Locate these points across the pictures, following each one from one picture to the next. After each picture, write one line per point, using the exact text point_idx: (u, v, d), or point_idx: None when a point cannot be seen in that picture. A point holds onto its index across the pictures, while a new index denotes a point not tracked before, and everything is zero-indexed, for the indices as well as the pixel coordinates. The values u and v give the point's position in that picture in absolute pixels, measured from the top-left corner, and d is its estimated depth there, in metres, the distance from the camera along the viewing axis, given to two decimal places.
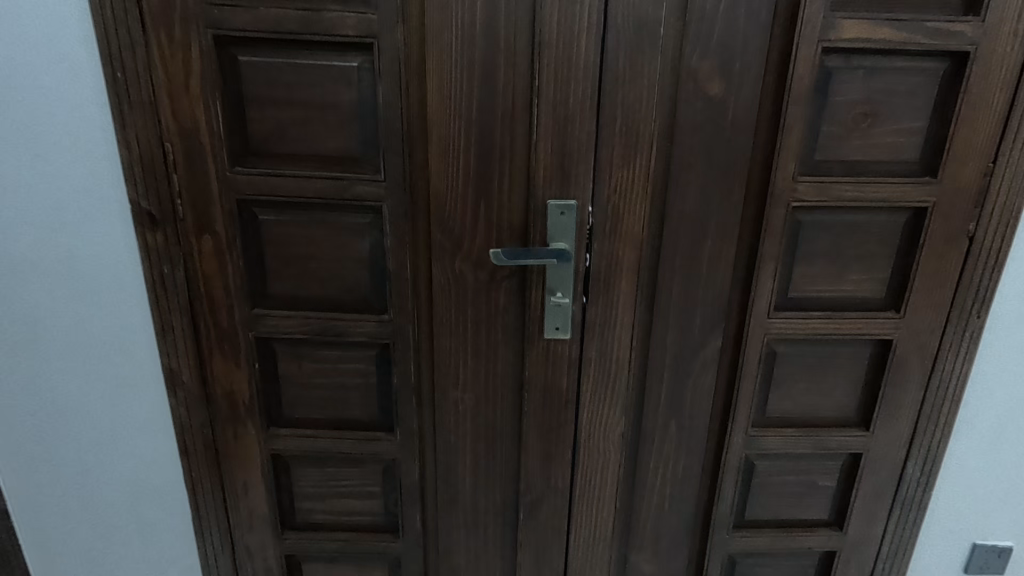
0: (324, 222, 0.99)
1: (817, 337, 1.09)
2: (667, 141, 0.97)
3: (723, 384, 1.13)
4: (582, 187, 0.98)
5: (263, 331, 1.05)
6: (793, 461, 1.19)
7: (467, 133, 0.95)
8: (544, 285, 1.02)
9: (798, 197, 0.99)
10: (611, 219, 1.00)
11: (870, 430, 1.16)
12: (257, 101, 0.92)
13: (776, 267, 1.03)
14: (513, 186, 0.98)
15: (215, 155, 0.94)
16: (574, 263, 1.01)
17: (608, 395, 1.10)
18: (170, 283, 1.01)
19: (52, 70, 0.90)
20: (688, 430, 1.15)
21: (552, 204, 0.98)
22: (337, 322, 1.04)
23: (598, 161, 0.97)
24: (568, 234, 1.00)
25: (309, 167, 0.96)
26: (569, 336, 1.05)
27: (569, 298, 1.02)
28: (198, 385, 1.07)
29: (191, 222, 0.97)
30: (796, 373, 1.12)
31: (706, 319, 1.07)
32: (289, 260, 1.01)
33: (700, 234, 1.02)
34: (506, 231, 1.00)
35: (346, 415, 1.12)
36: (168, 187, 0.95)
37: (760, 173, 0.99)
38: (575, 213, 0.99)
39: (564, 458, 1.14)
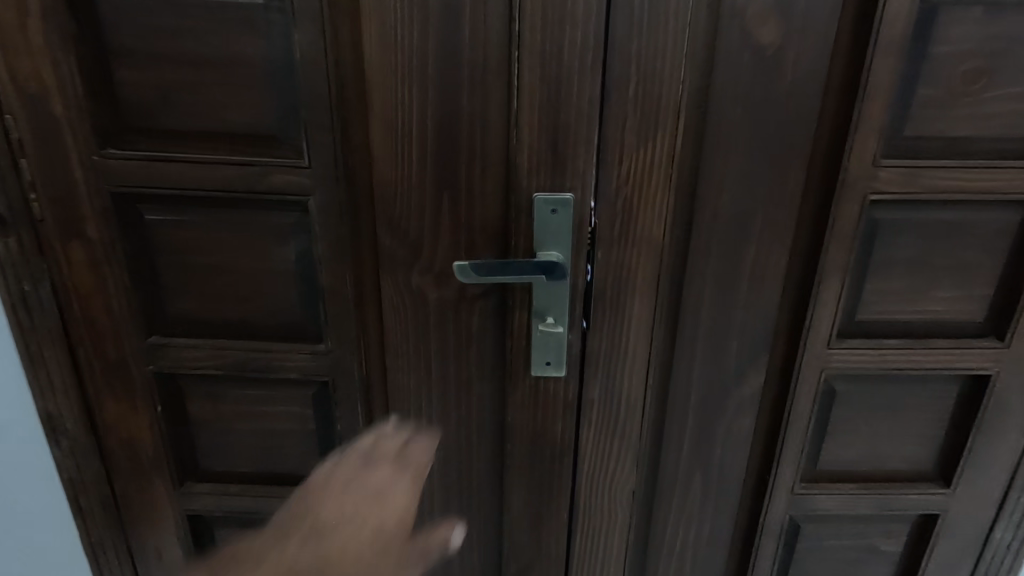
0: (232, 224, 0.74)
1: (890, 373, 0.83)
2: (700, 110, 0.70)
3: (764, 430, 0.87)
4: (581, 174, 0.72)
5: (163, 366, 0.80)
6: (850, 523, 0.93)
7: (423, 100, 0.68)
8: (530, 308, 0.77)
9: (877, 187, 0.72)
10: (620, 219, 0.74)
11: (951, 487, 0.91)
12: (127, 57, 0.67)
13: (842, 282, 0.77)
14: (487, 173, 0.71)
15: (77, 133, 0.69)
16: (570, 278, 0.75)
17: (616, 446, 0.85)
18: (33, 304, 0.76)
19: None
20: (718, 487, 0.89)
21: (540, 198, 0.72)
22: (258, 354, 0.79)
23: (604, 138, 0.70)
24: (562, 240, 0.74)
25: (205, 149, 0.70)
26: (564, 372, 0.80)
27: (563, 326, 0.77)
28: (86, 432, 0.84)
29: (53, 224, 0.73)
30: (860, 417, 0.86)
31: (746, 350, 0.81)
32: (188, 276, 0.76)
33: (742, 238, 0.75)
34: (478, 234, 0.74)
35: (279, 470, 0.87)
36: (18, 178, 0.71)
37: (824, 155, 0.73)
38: (571, 212, 0.73)
39: (560, 522, 0.90)
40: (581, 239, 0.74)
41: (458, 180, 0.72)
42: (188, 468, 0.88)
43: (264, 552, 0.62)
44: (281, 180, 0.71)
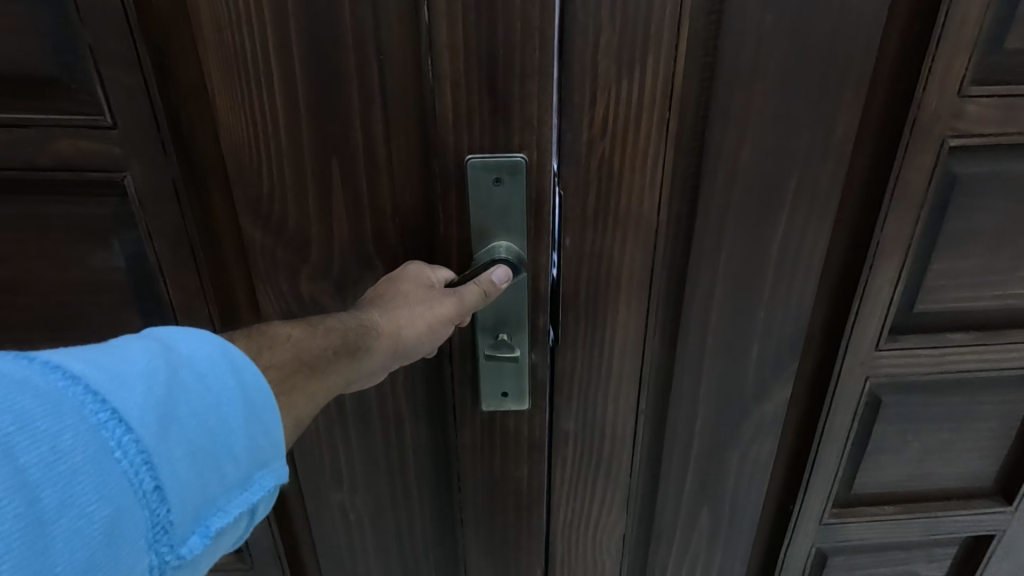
0: (24, 216, 0.52)
1: (954, 377, 0.63)
2: (712, 17, 0.46)
3: (787, 452, 0.69)
4: (535, 123, 0.48)
5: None
6: (886, 551, 0.76)
7: (285, 14, 0.45)
8: (477, 325, 0.55)
9: (960, 127, 0.51)
10: (594, 188, 0.51)
11: (1011, 504, 0.73)
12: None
13: (904, 264, 0.56)
14: (395, 127, 0.49)
15: None
16: (527, 276, 0.54)
17: (599, 485, 0.65)
18: None
19: None
20: (729, 523, 0.71)
21: (477, 163, 0.49)
22: None
23: (568, 66, 0.47)
24: (512, 223, 0.52)
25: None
26: (528, 405, 0.60)
27: (523, 343, 0.56)
28: None
29: None
30: (909, 433, 0.67)
31: (770, 356, 0.61)
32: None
33: (769, 210, 0.53)
34: (391, 218, 0.52)
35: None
36: None
37: (887, 82, 0.50)
38: (524, 182, 0.50)
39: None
40: (539, 221, 0.52)
41: (353, 141, 0.49)
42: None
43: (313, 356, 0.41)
44: (80, 150, 0.49)
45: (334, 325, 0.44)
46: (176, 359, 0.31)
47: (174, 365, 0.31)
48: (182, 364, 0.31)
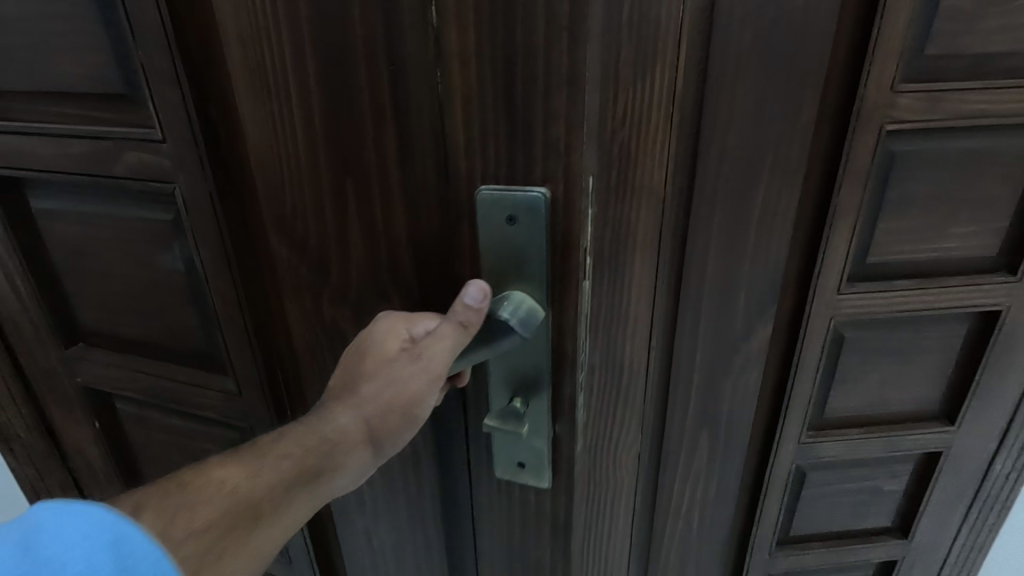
0: (124, 201, 0.80)
1: (902, 316, 0.79)
2: (702, 38, 0.62)
3: (771, 383, 0.84)
4: (557, 143, 0.56)
5: (87, 375, 0.95)
6: (854, 467, 0.92)
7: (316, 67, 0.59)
8: (513, 378, 0.71)
9: (896, 115, 0.66)
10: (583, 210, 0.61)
11: (955, 424, 0.89)
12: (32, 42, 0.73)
13: (855, 224, 0.72)
14: (427, 155, 0.61)
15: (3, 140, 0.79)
16: (550, 315, 0.65)
17: (620, 416, 0.79)
18: None
19: None
20: (725, 444, 0.87)
21: (489, 195, 0.60)
22: (165, 370, 0.92)
23: (586, 81, 0.54)
24: (531, 246, 0.62)
25: (78, 127, 0.76)
26: (541, 479, 0.77)
27: (543, 409, 0.72)
28: None
29: None
30: (870, 363, 0.83)
31: (754, 300, 0.76)
32: (110, 244, 0.84)
33: (750, 183, 0.69)
34: (405, 244, 0.66)
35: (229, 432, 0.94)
36: None
37: (837, 82, 0.66)
38: (540, 218, 0.60)
39: (554, 513, 0.80)
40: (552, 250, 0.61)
41: (373, 183, 0.64)
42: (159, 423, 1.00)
43: (255, 502, 0.59)
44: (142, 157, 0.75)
45: (282, 454, 0.63)
46: (28, 554, 0.41)
47: (29, 555, 0.41)
48: (37, 548, 0.41)
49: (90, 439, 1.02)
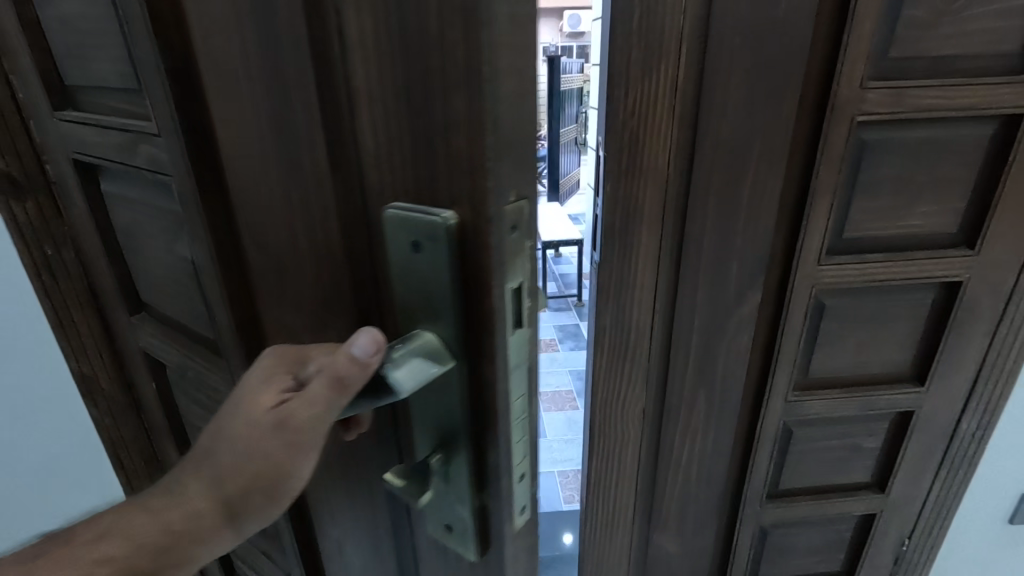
0: (139, 208, 0.65)
1: (875, 286, 0.90)
2: (701, 42, 0.73)
3: (760, 346, 0.95)
4: (462, 157, 0.29)
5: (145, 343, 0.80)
6: (836, 424, 1.03)
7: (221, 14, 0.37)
8: (425, 423, 0.37)
9: (866, 109, 0.77)
10: (518, 256, 0.31)
11: (925, 385, 1.00)
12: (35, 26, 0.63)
13: (832, 203, 0.83)
14: (339, 169, 0.36)
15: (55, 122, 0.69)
16: (461, 382, 0.34)
17: (628, 370, 0.93)
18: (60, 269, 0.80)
19: None
20: (721, 403, 0.98)
21: (394, 217, 0.33)
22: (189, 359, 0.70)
23: (502, 52, 0.27)
24: (437, 303, 0.33)
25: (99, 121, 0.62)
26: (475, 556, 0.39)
27: (465, 477, 0.37)
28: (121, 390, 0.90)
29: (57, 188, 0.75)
30: (848, 327, 0.94)
31: (746, 271, 0.87)
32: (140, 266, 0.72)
33: (741, 167, 0.80)
34: (346, 264, 0.39)
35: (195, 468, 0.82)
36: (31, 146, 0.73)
37: (815, 81, 0.77)
38: (444, 248, 0.32)
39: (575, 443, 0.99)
40: (469, 305, 0.32)
41: (294, 186, 0.39)
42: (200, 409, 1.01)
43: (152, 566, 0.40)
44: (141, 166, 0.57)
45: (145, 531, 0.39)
46: None
47: None
48: None
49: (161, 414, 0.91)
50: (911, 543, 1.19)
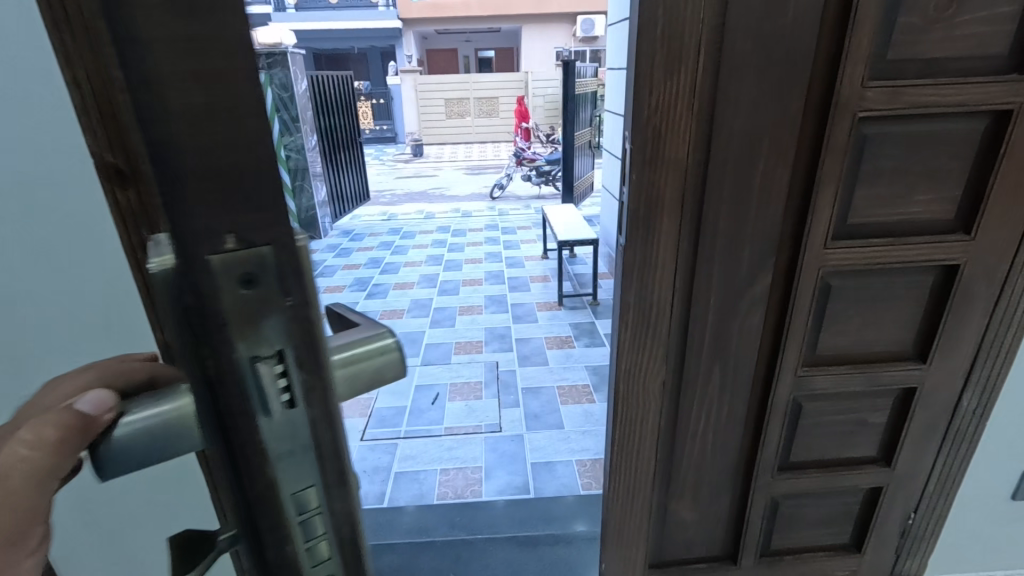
0: None
1: (878, 269, 0.98)
2: (717, 47, 0.82)
3: (772, 324, 1.04)
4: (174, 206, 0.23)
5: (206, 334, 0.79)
6: (843, 399, 1.11)
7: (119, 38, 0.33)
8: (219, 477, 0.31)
9: (866, 106, 0.85)
10: (259, 320, 0.25)
11: (926, 362, 1.08)
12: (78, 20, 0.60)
13: (836, 191, 0.91)
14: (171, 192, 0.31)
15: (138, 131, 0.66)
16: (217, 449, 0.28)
17: (650, 343, 1.03)
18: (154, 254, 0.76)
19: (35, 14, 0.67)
20: (733, 374, 1.07)
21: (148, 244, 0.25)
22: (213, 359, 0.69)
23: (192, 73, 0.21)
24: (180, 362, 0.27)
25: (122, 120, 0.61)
26: None
27: (248, 541, 0.31)
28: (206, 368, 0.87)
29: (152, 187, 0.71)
30: (853, 307, 1.02)
31: (756, 252, 0.97)
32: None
33: (752, 159, 0.89)
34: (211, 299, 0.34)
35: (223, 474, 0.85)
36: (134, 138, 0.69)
37: (820, 80, 0.86)
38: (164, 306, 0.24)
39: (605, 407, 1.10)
40: (206, 381, 0.26)
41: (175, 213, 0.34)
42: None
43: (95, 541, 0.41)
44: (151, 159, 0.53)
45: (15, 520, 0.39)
46: None
47: None
48: None
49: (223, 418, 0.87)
50: (916, 516, 1.26)
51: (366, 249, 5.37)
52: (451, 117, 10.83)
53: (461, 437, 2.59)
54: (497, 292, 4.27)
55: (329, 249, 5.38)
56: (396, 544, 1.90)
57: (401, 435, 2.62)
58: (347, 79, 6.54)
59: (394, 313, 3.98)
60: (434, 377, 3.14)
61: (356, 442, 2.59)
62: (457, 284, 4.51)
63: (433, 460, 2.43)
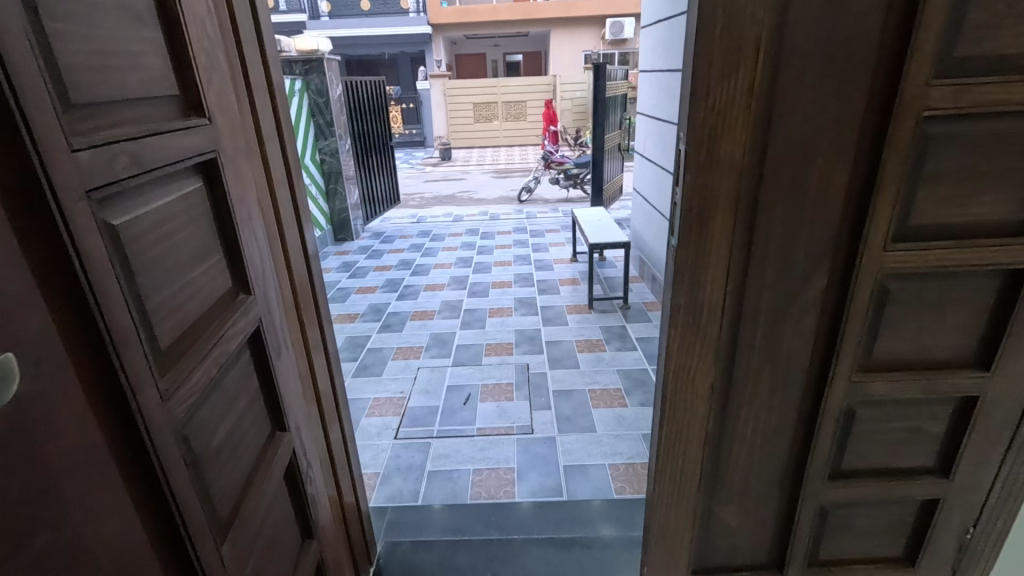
0: (169, 237, 0.65)
1: (939, 272, 0.95)
2: (775, 48, 0.81)
3: (826, 328, 1.02)
4: None
5: (244, 329, 0.81)
6: (898, 406, 1.08)
7: None
8: None
9: (931, 104, 0.83)
10: None
11: (990, 370, 1.04)
12: (162, 28, 0.66)
13: (898, 193, 0.88)
14: None
15: (197, 146, 0.71)
16: None
17: (698, 345, 1.02)
18: (251, 249, 0.85)
19: (212, 38, 0.77)
20: (784, 378, 1.06)
21: None
22: (205, 370, 0.69)
23: None
24: None
25: (156, 116, 0.64)
26: None
27: None
28: (275, 350, 0.93)
29: (214, 194, 0.77)
30: (911, 312, 0.99)
31: (810, 254, 0.95)
32: (211, 254, 0.75)
33: (808, 160, 0.88)
34: None
35: (263, 472, 0.86)
36: (211, 148, 0.74)
37: (883, 79, 0.84)
38: None
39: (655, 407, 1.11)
40: None
41: None
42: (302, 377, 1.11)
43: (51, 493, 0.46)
44: (95, 164, 0.52)
45: None
46: None
47: None
48: None
49: (263, 407, 0.90)
50: (974, 531, 1.21)
51: (397, 251, 5.47)
52: (479, 121, 10.91)
53: (493, 437, 2.61)
54: (527, 295, 4.29)
55: (361, 251, 5.50)
56: (432, 543, 1.92)
57: (434, 435, 2.65)
58: (379, 85, 6.67)
59: (425, 315, 4.03)
60: (466, 377, 3.17)
61: (391, 440, 2.64)
62: (486, 286, 4.54)
63: (466, 459, 2.45)
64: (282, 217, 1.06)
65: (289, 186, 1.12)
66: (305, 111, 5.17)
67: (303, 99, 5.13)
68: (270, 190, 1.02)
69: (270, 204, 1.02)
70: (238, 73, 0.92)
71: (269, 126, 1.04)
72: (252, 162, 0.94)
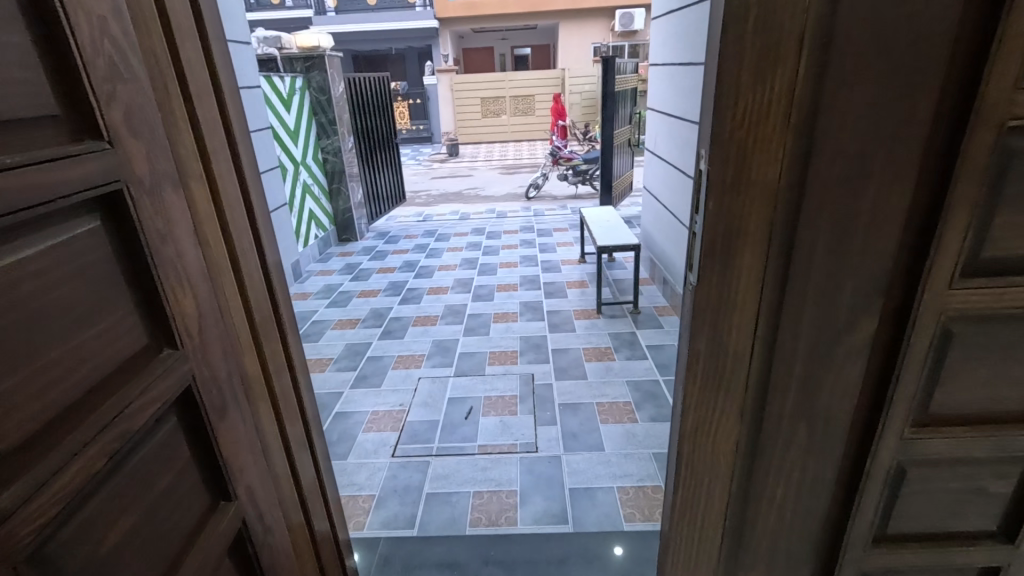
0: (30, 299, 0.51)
1: (1016, 313, 0.78)
2: (821, 44, 0.65)
3: (873, 376, 0.86)
4: None
5: (164, 397, 0.67)
6: (958, 465, 0.92)
7: None
8: None
9: (1018, 112, 0.66)
10: None
11: None
12: (34, 30, 0.52)
13: (970, 221, 0.71)
14: None
15: (88, 177, 0.57)
16: None
17: (721, 396, 0.86)
18: (178, 297, 0.71)
19: (122, 44, 0.62)
20: (823, 432, 0.90)
21: None
22: (85, 465, 0.55)
23: None
24: None
25: (16, 144, 0.50)
26: None
27: None
28: (218, 408, 0.79)
29: (120, 233, 0.63)
30: (980, 359, 0.82)
31: (858, 292, 0.79)
32: (113, 307, 0.62)
33: (859, 181, 0.72)
34: None
35: (194, 560, 0.72)
36: (114, 179, 0.60)
37: (956, 81, 0.67)
38: None
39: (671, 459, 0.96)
40: None
41: None
42: (265, 427, 0.97)
43: None
44: None
45: None
46: None
47: None
48: None
49: (199, 479, 0.76)
50: None
51: (401, 252, 5.33)
52: (486, 116, 10.73)
53: (495, 456, 2.46)
54: (534, 299, 4.13)
55: (364, 252, 5.37)
56: None
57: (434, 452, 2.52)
58: (384, 81, 6.52)
59: (428, 320, 3.89)
60: (469, 389, 3.03)
61: (389, 457, 2.51)
62: (491, 288, 4.39)
63: (466, 481, 2.31)
64: (239, 246, 0.92)
65: (252, 208, 0.98)
66: (307, 109, 5.04)
67: (304, 97, 5.00)
68: (222, 217, 0.88)
69: (221, 232, 0.88)
70: (173, 82, 0.78)
71: (222, 141, 0.90)
72: (192, 186, 0.80)
